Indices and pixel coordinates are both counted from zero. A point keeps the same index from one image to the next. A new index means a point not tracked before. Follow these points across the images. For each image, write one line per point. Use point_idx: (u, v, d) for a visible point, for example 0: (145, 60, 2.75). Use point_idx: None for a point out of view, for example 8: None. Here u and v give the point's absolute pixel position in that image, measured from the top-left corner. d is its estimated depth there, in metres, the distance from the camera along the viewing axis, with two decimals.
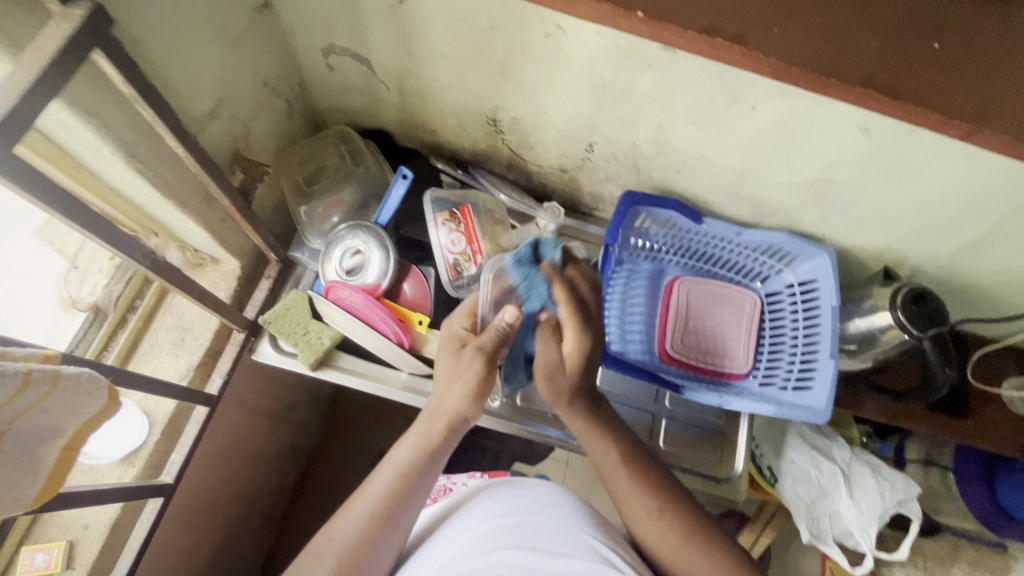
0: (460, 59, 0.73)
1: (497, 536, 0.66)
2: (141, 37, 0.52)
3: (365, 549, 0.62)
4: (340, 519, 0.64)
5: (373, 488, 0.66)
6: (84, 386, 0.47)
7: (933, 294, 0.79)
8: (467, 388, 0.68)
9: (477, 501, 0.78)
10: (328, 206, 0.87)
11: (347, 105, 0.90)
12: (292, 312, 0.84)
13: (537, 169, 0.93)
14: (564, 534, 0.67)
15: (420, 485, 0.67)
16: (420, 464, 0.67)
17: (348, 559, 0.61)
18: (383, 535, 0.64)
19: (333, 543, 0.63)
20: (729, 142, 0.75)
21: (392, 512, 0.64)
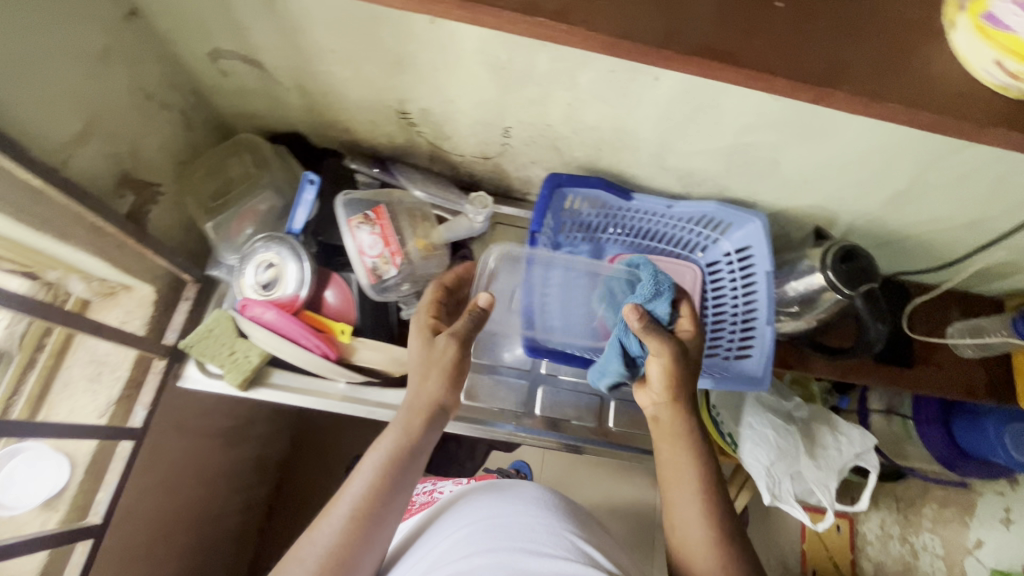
0: (351, 52, 0.69)
1: (479, 537, 0.65)
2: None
3: (349, 549, 0.58)
4: (323, 519, 0.60)
5: (356, 483, 0.61)
6: None
7: (863, 252, 0.79)
8: (440, 377, 0.68)
9: (457, 505, 0.76)
10: (240, 218, 0.83)
11: (252, 110, 0.85)
12: (216, 333, 0.81)
13: (460, 159, 0.90)
14: (545, 531, 0.66)
15: (404, 481, 0.63)
16: (405, 457, 0.64)
17: (328, 563, 0.56)
18: (368, 534, 0.59)
19: (315, 543, 0.58)
20: (640, 115, 0.73)
21: (376, 510, 0.60)
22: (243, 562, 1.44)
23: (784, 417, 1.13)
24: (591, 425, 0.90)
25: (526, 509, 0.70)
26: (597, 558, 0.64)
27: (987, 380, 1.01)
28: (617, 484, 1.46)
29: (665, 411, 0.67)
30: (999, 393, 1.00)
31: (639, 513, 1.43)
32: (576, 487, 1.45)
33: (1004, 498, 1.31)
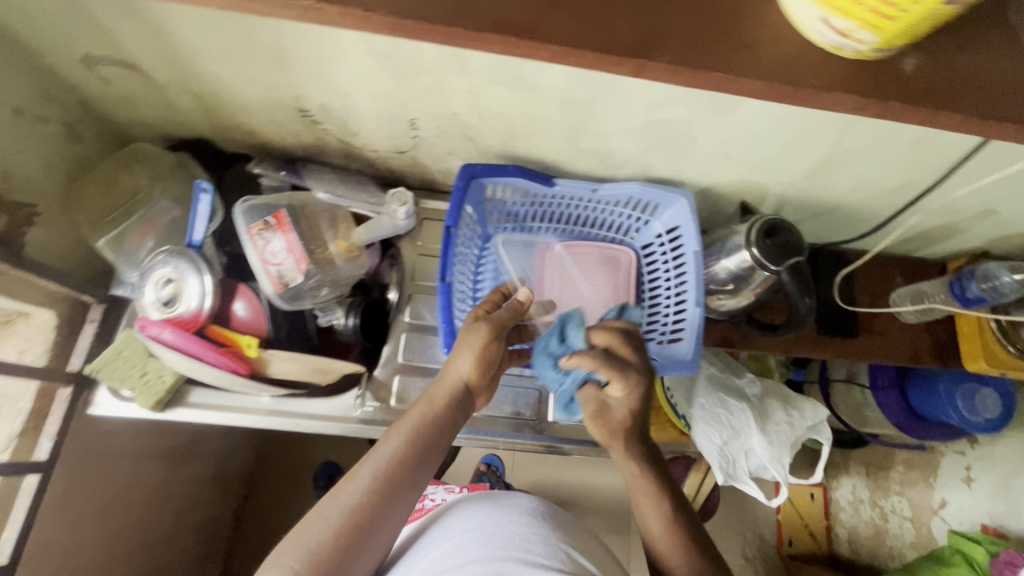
0: (229, 49, 0.65)
1: (472, 546, 0.63)
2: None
3: (372, 511, 0.54)
4: (348, 478, 0.56)
5: (386, 447, 0.58)
6: None
7: (785, 225, 0.77)
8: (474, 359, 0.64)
9: (453, 510, 0.73)
10: (141, 231, 0.82)
11: (147, 118, 0.80)
12: (124, 355, 0.77)
13: (375, 155, 0.86)
14: (539, 542, 0.64)
15: (430, 455, 0.60)
16: (434, 429, 0.61)
17: (349, 524, 0.53)
18: (391, 500, 0.56)
19: (337, 503, 0.54)
20: (545, 98, 0.69)
21: (401, 477, 0.57)
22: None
23: (736, 395, 1.11)
24: (530, 418, 0.89)
25: (518, 516, 0.67)
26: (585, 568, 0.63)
27: (931, 345, 0.99)
28: (585, 473, 1.45)
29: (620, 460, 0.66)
30: (944, 356, 0.99)
31: (608, 500, 1.42)
32: (544, 479, 1.43)
33: (964, 458, 1.29)
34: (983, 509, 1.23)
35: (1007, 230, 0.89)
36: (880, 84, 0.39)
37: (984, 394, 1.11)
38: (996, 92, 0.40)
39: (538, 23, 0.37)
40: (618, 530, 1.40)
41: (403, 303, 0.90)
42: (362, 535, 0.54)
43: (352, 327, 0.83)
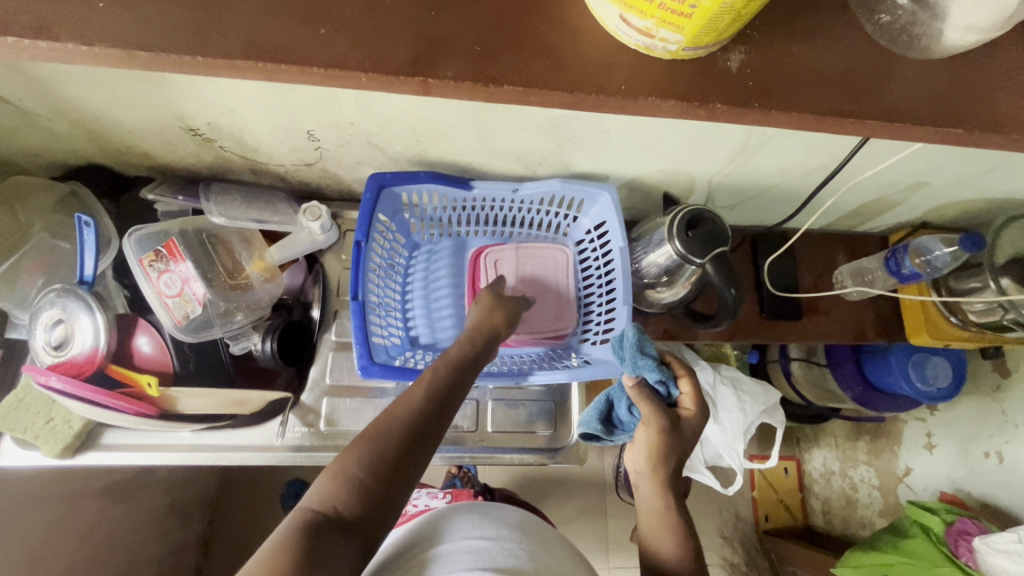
0: (88, 72, 0.60)
1: (459, 558, 0.60)
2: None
3: (428, 418, 0.56)
4: (401, 398, 0.58)
5: (433, 372, 0.61)
6: None
7: (706, 214, 0.74)
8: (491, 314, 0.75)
9: (431, 514, 0.70)
10: (34, 265, 0.77)
11: (29, 148, 0.75)
12: (24, 402, 0.73)
13: (283, 169, 0.82)
14: (525, 556, 0.62)
15: (467, 387, 0.64)
16: (471, 361, 0.66)
17: (408, 431, 0.54)
18: (443, 416, 0.58)
19: (395, 414, 0.56)
20: (440, 102, 0.65)
21: (447, 399, 0.60)
22: None
23: None
24: (468, 431, 0.86)
25: (505, 530, 0.65)
26: None
27: (875, 320, 0.98)
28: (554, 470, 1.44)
29: (645, 482, 0.64)
30: (889, 330, 0.98)
31: (578, 495, 1.41)
32: (512, 479, 1.41)
33: (926, 424, 1.25)
34: (945, 474, 1.19)
35: (942, 201, 0.87)
36: (702, 87, 0.39)
37: (934, 363, 1.11)
38: (833, 89, 0.40)
39: (333, 39, 0.37)
40: (589, 525, 1.38)
41: (328, 321, 0.86)
42: (420, 444, 0.54)
43: (270, 352, 0.78)
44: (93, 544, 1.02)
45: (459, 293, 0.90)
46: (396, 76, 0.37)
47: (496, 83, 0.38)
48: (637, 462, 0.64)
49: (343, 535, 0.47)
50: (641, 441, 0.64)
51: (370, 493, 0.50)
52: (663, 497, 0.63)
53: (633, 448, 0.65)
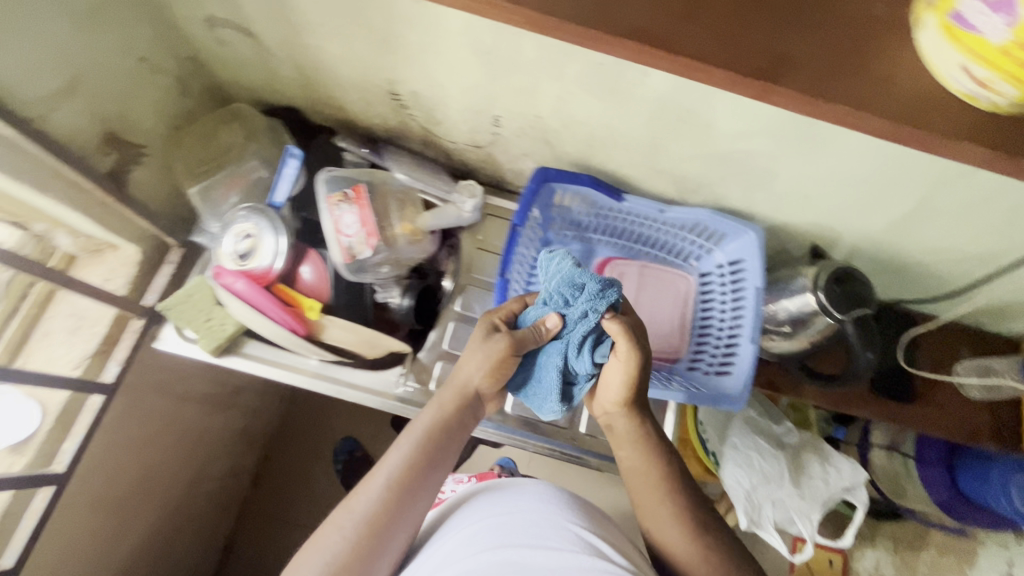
0: (339, 27, 0.68)
1: (484, 537, 0.61)
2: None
3: (386, 510, 0.58)
4: (361, 488, 0.60)
5: (399, 452, 0.63)
6: None
7: (857, 274, 0.74)
8: (485, 367, 0.68)
9: (465, 501, 0.72)
10: (227, 186, 0.84)
11: (248, 80, 0.85)
12: (194, 298, 0.82)
13: (452, 146, 0.89)
14: (552, 525, 0.62)
15: (437, 461, 0.64)
16: (441, 435, 0.65)
17: (364, 535, 0.57)
18: (404, 504, 0.60)
19: (351, 512, 0.58)
20: (631, 112, 0.70)
21: (413, 486, 0.61)
22: (221, 525, 1.46)
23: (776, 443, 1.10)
24: (563, 428, 0.89)
25: (532, 503, 0.65)
26: (603, 548, 0.61)
27: (991, 425, 0.93)
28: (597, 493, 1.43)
29: (620, 420, 0.71)
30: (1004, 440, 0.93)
31: None
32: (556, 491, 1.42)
33: None
34: None
35: None
36: (1001, 132, 0.41)
37: None
38: None
39: (679, 37, 0.43)
40: None
41: (455, 293, 0.90)
42: (378, 543, 0.58)
43: (406, 307, 0.87)
44: (182, 444, 1.10)
45: None
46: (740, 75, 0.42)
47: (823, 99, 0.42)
48: (608, 405, 0.72)
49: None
50: (617, 379, 0.68)
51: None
52: (642, 425, 0.71)
53: (603, 392, 0.72)
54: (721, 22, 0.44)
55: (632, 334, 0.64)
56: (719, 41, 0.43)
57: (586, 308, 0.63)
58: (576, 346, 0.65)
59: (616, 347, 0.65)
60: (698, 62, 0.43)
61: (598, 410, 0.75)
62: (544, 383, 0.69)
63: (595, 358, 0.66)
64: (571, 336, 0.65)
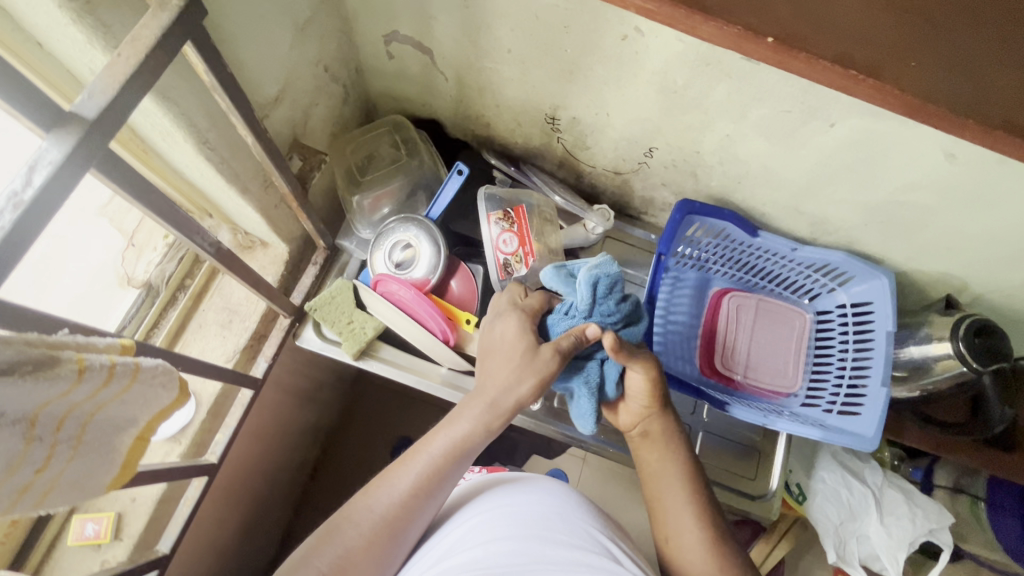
0: (526, 55, 0.71)
1: (492, 526, 0.59)
2: (225, 36, 0.51)
3: (403, 517, 0.59)
4: (382, 487, 0.61)
5: (424, 458, 0.62)
6: (160, 379, 0.42)
7: (997, 328, 0.77)
8: (536, 388, 0.63)
9: (469, 494, 0.70)
10: (377, 197, 0.86)
11: (401, 92, 0.87)
12: (338, 301, 0.82)
13: (589, 170, 0.91)
14: (562, 521, 0.60)
15: (459, 473, 0.63)
16: (473, 445, 0.63)
17: (379, 533, 0.58)
18: (421, 512, 0.60)
19: (368, 512, 0.59)
20: (799, 157, 0.72)
21: (432, 494, 0.61)
22: (283, 517, 1.47)
23: (858, 477, 1.10)
24: None
25: (541, 498, 0.63)
26: (613, 552, 0.58)
27: None
28: None
29: (653, 423, 0.71)
30: None
31: None
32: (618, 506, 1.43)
33: None
34: None
35: None
36: None
37: None
38: None
39: None
40: None
41: None
42: (393, 542, 0.59)
43: None
44: (279, 435, 1.12)
45: (696, 323, 0.96)
46: None
47: None
48: (637, 410, 0.72)
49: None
50: (640, 388, 0.70)
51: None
52: (669, 427, 0.71)
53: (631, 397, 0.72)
54: None
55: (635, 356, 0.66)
56: None
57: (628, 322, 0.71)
58: (617, 377, 0.71)
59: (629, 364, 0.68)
60: None
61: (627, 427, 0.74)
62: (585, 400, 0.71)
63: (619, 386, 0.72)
64: (613, 368, 0.71)
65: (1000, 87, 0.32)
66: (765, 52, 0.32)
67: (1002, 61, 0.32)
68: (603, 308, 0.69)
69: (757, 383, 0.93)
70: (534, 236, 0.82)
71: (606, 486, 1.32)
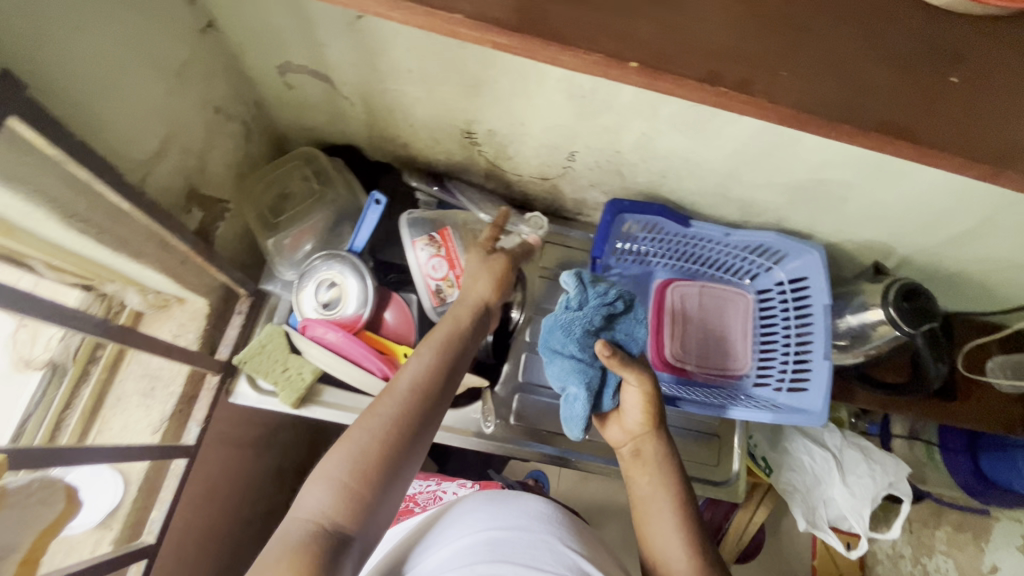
0: (429, 73, 0.67)
1: (478, 548, 0.54)
2: (74, 98, 0.46)
3: (414, 414, 0.55)
4: (383, 395, 0.56)
5: (420, 360, 0.59)
6: (35, 495, 0.44)
7: (923, 290, 0.79)
8: (492, 281, 0.69)
9: (449, 511, 0.65)
10: (298, 234, 0.82)
11: (309, 121, 0.82)
12: (269, 350, 0.78)
13: (517, 178, 0.89)
14: (549, 550, 0.55)
15: (455, 373, 0.61)
16: (463, 350, 0.63)
17: (393, 432, 0.53)
18: (428, 417, 0.56)
19: (375, 416, 0.54)
20: (717, 148, 0.71)
21: (435, 392, 0.58)
22: None
23: (819, 443, 1.13)
24: None
25: (529, 522, 0.59)
26: None
27: None
28: None
29: (647, 443, 0.67)
30: None
31: None
32: None
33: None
34: None
35: None
36: None
37: None
38: None
39: (914, 120, 0.32)
40: None
41: (524, 324, 0.92)
42: (406, 441, 0.54)
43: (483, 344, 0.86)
44: (237, 490, 1.06)
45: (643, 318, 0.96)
46: (986, 165, 0.31)
47: None
48: (632, 427, 0.67)
49: (344, 545, 0.48)
50: (635, 401, 0.66)
51: (361, 502, 0.50)
52: (668, 452, 0.67)
53: (626, 414, 0.68)
54: (952, 101, 0.32)
55: (626, 365, 0.63)
56: (954, 126, 0.32)
57: (624, 329, 0.68)
58: (616, 387, 0.67)
59: (623, 377, 0.65)
60: (940, 152, 0.31)
61: (620, 443, 0.70)
62: (575, 408, 0.65)
63: (618, 398, 0.68)
64: (612, 376, 0.67)
65: (866, 88, 0.31)
66: (629, 77, 0.30)
67: (869, 60, 0.32)
68: (597, 297, 0.67)
69: (708, 369, 0.93)
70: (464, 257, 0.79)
71: (583, 485, 1.32)
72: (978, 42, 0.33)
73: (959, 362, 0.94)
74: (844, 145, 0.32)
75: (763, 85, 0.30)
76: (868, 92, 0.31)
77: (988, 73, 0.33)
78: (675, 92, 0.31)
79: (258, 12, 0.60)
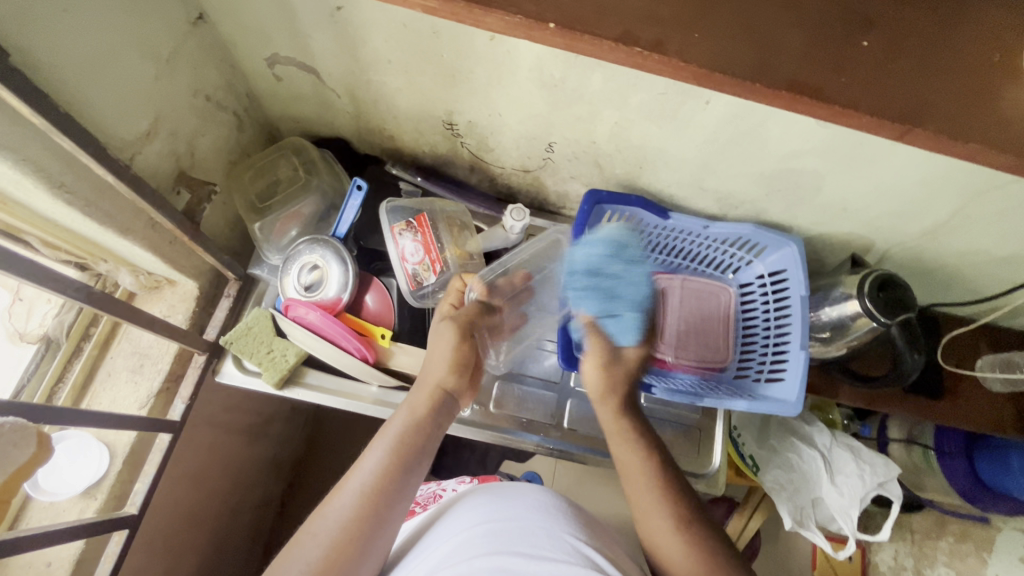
0: (407, 64, 0.70)
1: (477, 542, 0.54)
2: (59, 75, 0.50)
3: (362, 517, 0.55)
4: (335, 496, 0.57)
5: (374, 456, 0.60)
6: (9, 435, 0.50)
7: (898, 280, 0.79)
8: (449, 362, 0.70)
9: (453, 506, 0.64)
10: (285, 220, 0.85)
11: (299, 113, 0.86)
12: (255, 331, 0.79)
13: (500, 171, 0.91)
14: (547, 537, 0.54)
15: (415, 463, 0.62)
16: (420, 440, 0.63)
17: (339, 538, 0.54)
18: (381, 515, 0.57)
19: (324, 521, 0.55)
20: (688, 137, 0.73)
21: (388, 488, 0.58)
22: None
23: (808, 443, 1.11)
24: None
25: (527, 510, 0.57)
26: (602, 564, 0.52)
27: (1015, 415, 0.91)
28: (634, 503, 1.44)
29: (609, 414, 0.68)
30: None
31: None
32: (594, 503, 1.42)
33: None
34: None
35: None
36: None
37: None
38: None
39: (826, 81, 0.34)
40: None
41: None
42: (357, 543, 0.54)
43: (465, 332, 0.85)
44: (229, 477, 1.08)
45: None
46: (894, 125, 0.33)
47: (988, 145, 0.34)
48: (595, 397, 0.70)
49: None
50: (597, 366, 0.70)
51: None
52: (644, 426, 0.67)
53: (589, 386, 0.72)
54: (860, 65, 0.34)
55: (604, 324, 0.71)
56: (863, 87, 0.34)
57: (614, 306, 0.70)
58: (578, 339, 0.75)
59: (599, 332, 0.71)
60: (849, 109, 0.33)
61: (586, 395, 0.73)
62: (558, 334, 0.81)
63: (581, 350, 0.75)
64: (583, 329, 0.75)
65: (775, 50, 0.34)
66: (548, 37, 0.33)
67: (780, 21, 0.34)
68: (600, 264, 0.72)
69: (688, 361, 0.94)
70: (440, 243, 0.84)
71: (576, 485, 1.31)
72: (886, 10, 0.35)
73: (942, 357, 0.93)
74: (759, 102, 0.34)
75: (676, 46, 0.33)
76: (777, 53, 0.34)
77: (895, 40, 0.35)
78: (595, 52, 0.34)
79: (241, 4, 0.64)
